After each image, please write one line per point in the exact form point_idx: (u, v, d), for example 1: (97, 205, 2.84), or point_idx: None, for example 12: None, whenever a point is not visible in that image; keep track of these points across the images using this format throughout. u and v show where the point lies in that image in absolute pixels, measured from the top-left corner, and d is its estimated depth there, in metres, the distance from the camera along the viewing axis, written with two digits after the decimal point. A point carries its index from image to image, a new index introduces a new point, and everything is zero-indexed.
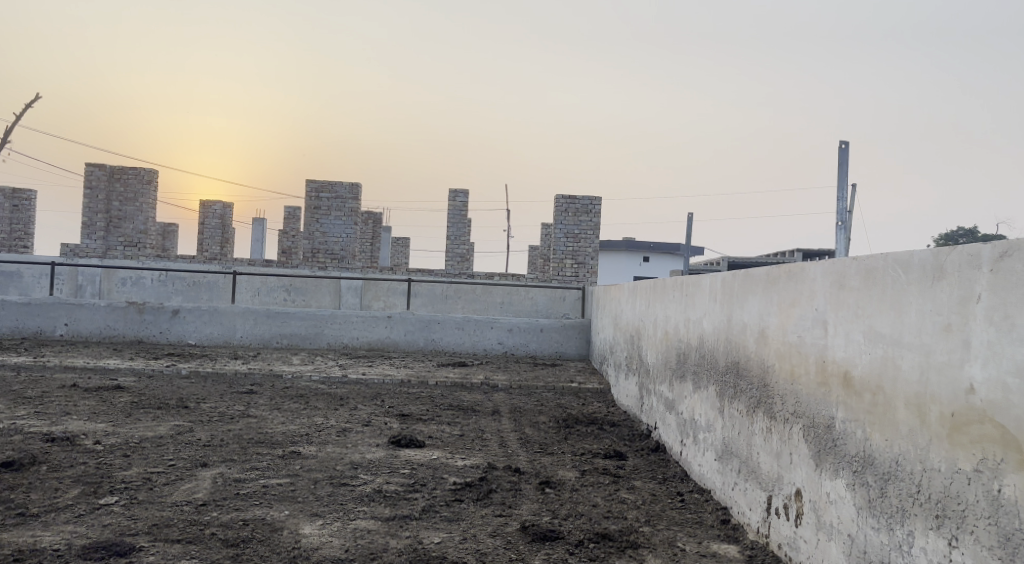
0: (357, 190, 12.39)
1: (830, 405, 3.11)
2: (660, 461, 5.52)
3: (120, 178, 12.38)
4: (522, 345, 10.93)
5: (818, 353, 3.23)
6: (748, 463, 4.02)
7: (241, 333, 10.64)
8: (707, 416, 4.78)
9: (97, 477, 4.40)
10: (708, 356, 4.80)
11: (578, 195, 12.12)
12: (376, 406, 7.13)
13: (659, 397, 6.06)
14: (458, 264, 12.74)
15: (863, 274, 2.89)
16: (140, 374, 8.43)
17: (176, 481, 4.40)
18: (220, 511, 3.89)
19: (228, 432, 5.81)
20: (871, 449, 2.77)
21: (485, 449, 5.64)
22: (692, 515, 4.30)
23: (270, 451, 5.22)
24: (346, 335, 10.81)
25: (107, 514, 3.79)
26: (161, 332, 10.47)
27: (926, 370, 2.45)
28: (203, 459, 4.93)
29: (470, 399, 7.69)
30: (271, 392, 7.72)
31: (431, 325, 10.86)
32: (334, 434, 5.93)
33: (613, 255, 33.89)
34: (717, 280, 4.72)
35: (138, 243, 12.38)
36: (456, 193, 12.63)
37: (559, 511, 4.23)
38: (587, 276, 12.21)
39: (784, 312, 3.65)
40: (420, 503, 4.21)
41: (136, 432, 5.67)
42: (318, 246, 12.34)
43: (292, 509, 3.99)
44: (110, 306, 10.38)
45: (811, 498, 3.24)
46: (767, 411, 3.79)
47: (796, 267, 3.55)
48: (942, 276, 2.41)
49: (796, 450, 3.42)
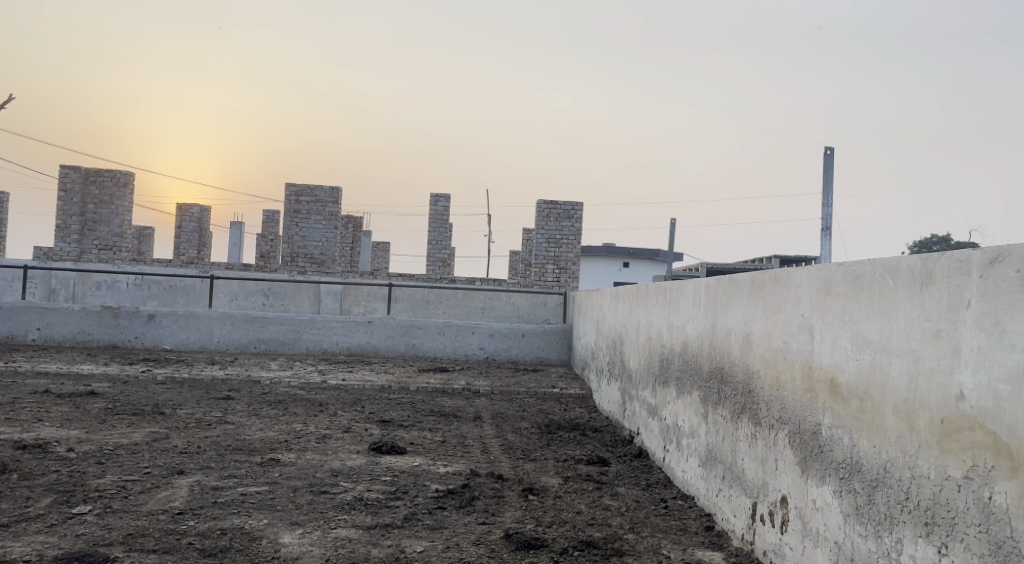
0: (338, 194, 12.32)
1: (816, 411, 3.09)
2: (643, 467, 5.49)
3: (95, 181, 12.19)
4: (503, 350, 10.87)
5: (804, 359, 3.22)
6: (732, 469, 4.00)
7: (218, 338, 10.51)
8: (691, 422, 4.76)
9: (69, 485, 4.30)
10: (692, 362, 4.78)
11: (560, 200, 12.12)
12: (356, 412, 7.05)
13: (642, 402, 6.04)
14: (439, 269, 12.69)
15: (850, 280, 2.87)
16: (115, 380, 8.29)
17: (152, 489, 4.31)
18: (197, 520, 3.82)
19: (205, 439, 5.71)
20: (859, 456, 2.75)
21: (466, 456, 5.58)
22: (677, 522, 4.27)
23: (248, 459, 5.14)
24: (326, 340, 10.70)
25: (80, 523, 3.70)
26: (136, 337, 10.31)
27: (915, 377, 2.44)
28: (179, 466, 4.84)
29: (452, 405, 7.62)
30: (249, 398, 7.62)
31: (412, 330, 10.79)
32: (313, 440, 5.85)
33: (593, 260, 33.94)
34: (701, 286, 4.70)
35: (114, 247, 12.21)
36: (437, 198, 12.55)
37: (543, 519, 4.18)
38: (569, 281, 12.18)
39: (769, 318, 3.63)
40: (402, 511, 4.15)
41: (110, 439, 5.57)
42: (297, 250, 12.22)
43: (271, 518, 3.91)
44: (84, 310, 10.22)
45: (796, 504, 3.21)
46: (752, 417, 3.77)
47: (782, 272, 3.53)
48: (931, 282, 2.40)
49: (782, 456, 3.39)
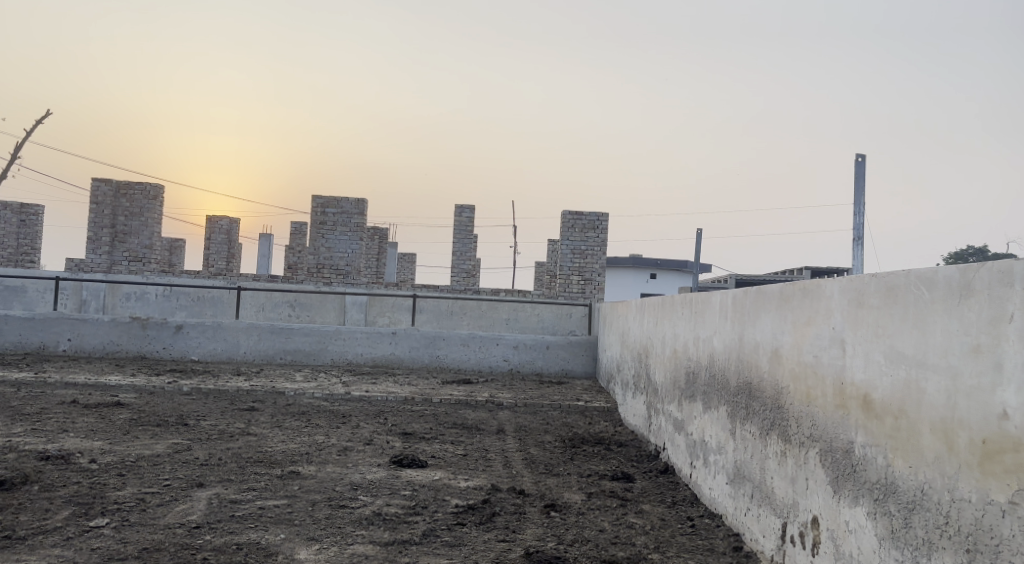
0: (363, 206, 12.33)
1: (848, 429, 2.97)
2: (669, 483, 5.37)
3: (125, 194, 12.29)
4: (528, 362, 10.78)
5: (835, 374, 3.10)
6: (761, 488, 3.87)
7: (244, 349, 10.53)
8: (718, 438, 4.63)
9: (89, 497, 4.27)
10: (719, 377, 4.66)
11: (585, 211, 12.02)
12: (379, 424, 7.00)
13: (668, 417, 5.92)
14: (464, 280, 12.64)
15: (882, 291, 2.75)
16: (141, 391, 8.30)
17: (171, 502, 4.26)
18: (214, 534, 3.76)
19: (226, 451, 5.68)
20: (894, 477, 2.63)
21: (488, 470, 5.50)
22: (704, 542, 4.14)
23: (268, 472, 5.08)
24: (350, 351, 10.68)
25: (97, 537, 3.66)
26: (164, 348, 10.36)
27: (953, 394, 2.32)
28: (199, 479, 4.80)
29: (475, 417, 7.55)
30: (273, 409, 7.59)
31: (437, 341, 10.72)
32: (334, 452, 5.80)
33: (620, 271, 33.76)
34: (728, 297, 4.59)
35: (143, 259, 12.29)
36: (462, 209, 12.56)
37: (565, 537, 4.09)
38: (594, 292, 12.04)
39: (798, 331, 3.51)
40: (420, 527, 4.07)
41: (133, 451, 5.54)
42: (323, 262, 12.23)
43: (288, 532, 3.85)
44: (114, 321, 10.30)
45: (828, 526, 3.09)
46: (782, 434, 3.64)
47: (811, 284, 3.42)
48: (970, 294, 2.28)
49: (812, 475, 3.27)
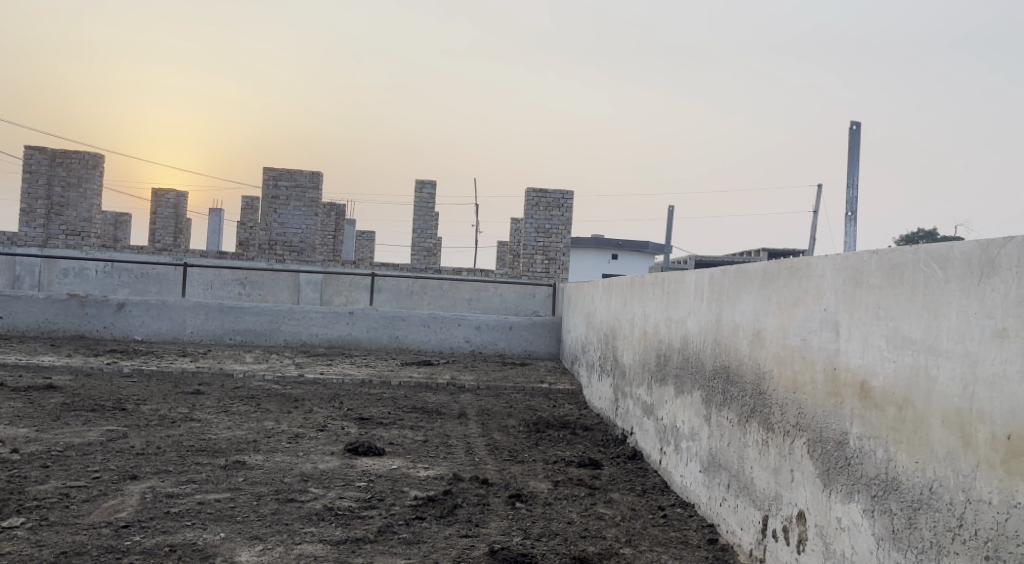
0: (318, 179, 11.84)
1: (842, 418, 2.73)
2: (637, 470, 5.13)
3: (62, 162, 11.60)
4: (490, 343, 10.50)
5: (826, 359, 2.86)
6: (739, 478, 3.65)
7: (191, 329, 10.07)
8: (691, 424, 4.39)
9: (5, 493, 3.89)
10: (693, 359, 4.41)
11: (549, 189, 11.71)
12: (333, 408, 6.66)
13: (636, 400, 5.66)
14: (424, 258, 12.29)
15: (885, 269, 2.50)
16: (77, 373, 7.83)
17: (99, 497, 3.90)
18: (144, 534, 3.42)
19: (166, 438, 5.29)
20: (896, 473, 2.39)
21: (449, 457, 5.21)
22: (677, 534, 3.91)
23: (211, 461, 4.73)
24: (305, 331, 10.28)
25: (9, 540, 3.29)
26: (105, 327, 9.84)
27: (972, 384, 2.08)
28: (132, 470, 4.42)
29: (435, 401, 7.24)
30: (219, 392, 7.21)
31: (395, 322, 10.40)
32: (284, 440, 5.45)
33: (582, 252, 33.61)
34: (703, 277, 4.35)
35: (82, 232, 11.71)
36: (422, 184, 12.11)
37: (531, 530, 3.82)
38: (558, 272, 11.80)
39: (784, 313, 3.27)
40: (375, 523, 3.77)
41: (61, 438, 5.14)
42: (275, 238, 11.77)
43: (229, 531, 3.52)
44: (49, 298, 9.74)
45: (816, 522, 2.86)
46: (763, 422, 3.41)
47: (800, 261, 3.16)
48: (994, 273, 2.04)
49: (798, 466, 3.04)
